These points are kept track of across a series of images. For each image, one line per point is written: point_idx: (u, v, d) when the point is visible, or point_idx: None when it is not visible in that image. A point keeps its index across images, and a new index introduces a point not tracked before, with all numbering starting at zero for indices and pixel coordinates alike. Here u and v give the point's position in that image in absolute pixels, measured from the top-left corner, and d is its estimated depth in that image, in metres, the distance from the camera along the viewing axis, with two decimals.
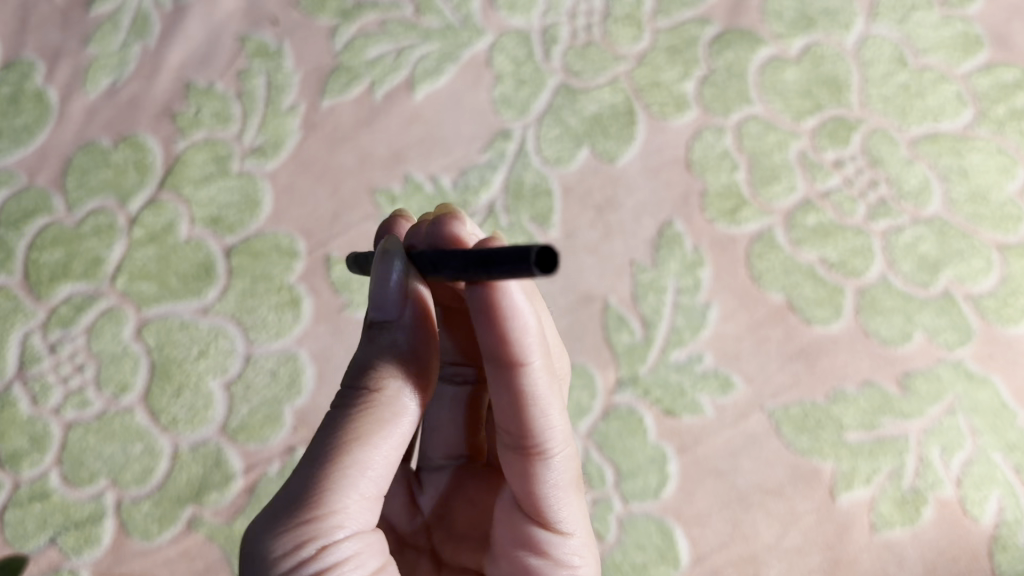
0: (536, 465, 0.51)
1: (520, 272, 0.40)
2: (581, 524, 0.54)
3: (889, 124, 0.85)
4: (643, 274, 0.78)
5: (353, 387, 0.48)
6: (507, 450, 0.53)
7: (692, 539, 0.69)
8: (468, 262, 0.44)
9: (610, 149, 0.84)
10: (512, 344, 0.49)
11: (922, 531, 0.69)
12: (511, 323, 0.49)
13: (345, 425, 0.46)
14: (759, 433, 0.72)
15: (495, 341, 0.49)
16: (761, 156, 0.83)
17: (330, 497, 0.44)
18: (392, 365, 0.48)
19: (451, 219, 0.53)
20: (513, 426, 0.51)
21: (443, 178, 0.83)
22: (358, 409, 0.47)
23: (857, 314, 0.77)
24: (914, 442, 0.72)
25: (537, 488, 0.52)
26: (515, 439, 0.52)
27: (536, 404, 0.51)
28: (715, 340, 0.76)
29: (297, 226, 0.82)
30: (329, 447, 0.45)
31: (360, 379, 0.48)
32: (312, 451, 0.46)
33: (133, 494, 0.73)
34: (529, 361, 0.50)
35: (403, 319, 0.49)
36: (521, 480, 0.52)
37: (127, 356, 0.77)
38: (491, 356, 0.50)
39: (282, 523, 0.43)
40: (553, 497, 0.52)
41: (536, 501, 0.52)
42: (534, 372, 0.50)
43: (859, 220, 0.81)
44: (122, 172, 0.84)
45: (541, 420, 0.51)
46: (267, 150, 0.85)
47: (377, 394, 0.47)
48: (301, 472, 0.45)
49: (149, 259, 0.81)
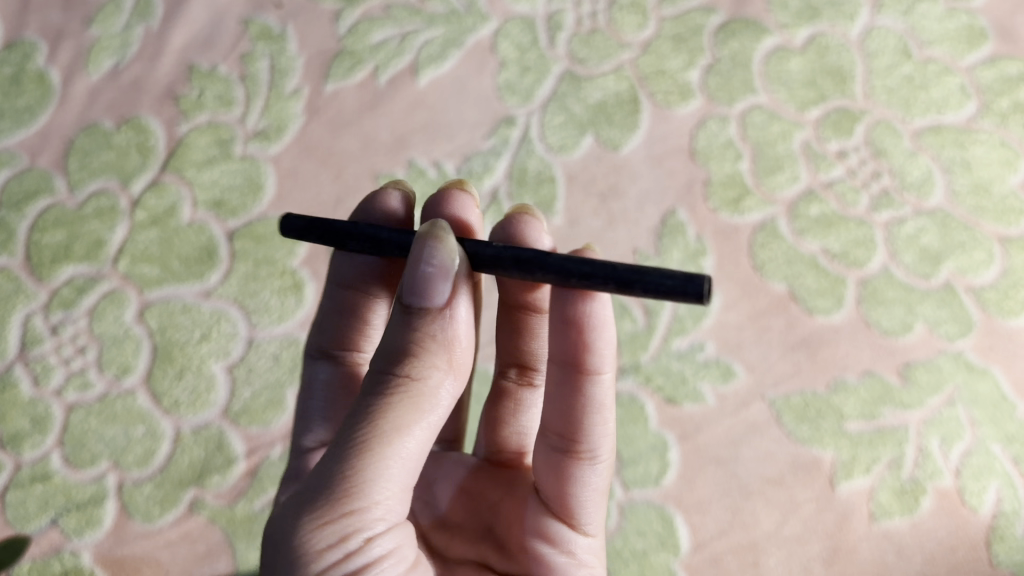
0: (581, 468, 0.57)
1: (677, 295, 0.45)
2: (598, 525, 0.59)
3: (892, 115, 0.85)
4: (646, 263, 0.78)
5: (379, 371, 0.45)
6: (550, 444, 0.57)
7: (692, 527, 0.69)
8: (590, 273, 0.47)
9: (614, 137, 0.84)
10: (590, 355, 0.55)
11: (921, 521, 0.70)
12: (593, 336, 0.54)
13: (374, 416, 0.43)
14: (759, 422, 0.72)
15: (572, 345, 0.55)
16: (765, 146, 0.83)
17: (364, 489, 0.42)
18: (432, 354, 0.45)
19: (528, 221, 0.59)
20: (567, 427, 0.57)
21: (446, 164, 0.83)
22: (384, 396, 0.44)
23: (859, 304, 0.77)
24: (914, 432, 0.72)
25: (576, 489, 0.57)
26: (563, 437, 0.57)
27: (594, 409, 0.56)
28: (717, 329, 0.76)
29: (300, 210, 0.82)
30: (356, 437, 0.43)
31: (395, 364, 0.45)
32: (346, 437, 0.43)
33: (134, 477, 0.73)
34: (601, 370, 0.56)
35: (443, 305, 0.46)
36: (561, 478, 0.57)
37: (129, 339, 0.77)
38: (564, 361, 0.56)
39: (318, 516, 0.42)
40: (587, 497, 0.57)
41: (570, 500, 0.57)
42: (602, 383, 0.56)
43: (862, 211, 0.81)
44: (125, 154, 0.84)
45: (594, 421, 0.56)
46: (271, 134, 0.85)
47: (417, 384, 0.44)
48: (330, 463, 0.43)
49: (152, 242, 0.80)
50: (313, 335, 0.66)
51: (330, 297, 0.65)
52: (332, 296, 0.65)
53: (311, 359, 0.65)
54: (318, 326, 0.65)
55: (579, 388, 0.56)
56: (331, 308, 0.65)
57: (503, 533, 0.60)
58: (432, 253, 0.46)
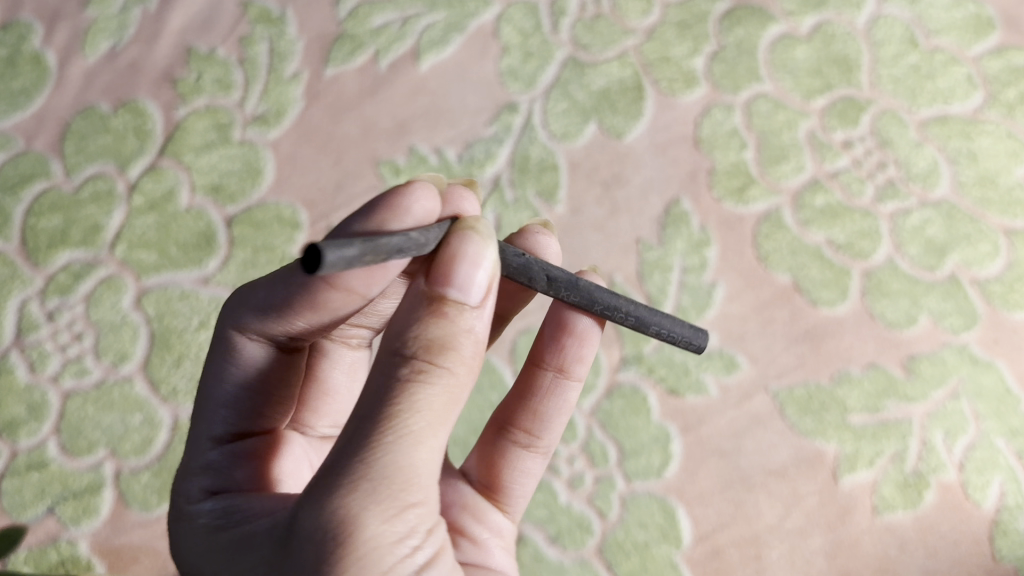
0: (530, 457, 0.62)
1: (689, 343, 0.57)
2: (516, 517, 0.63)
3: (898, 105, 0.84)
4: (649, 253, 0.77)
5: (411, 361, 0.42)
6: (501, 428, 0.62)
7: (694, 519, 0.69)
8: (615, 307, 0.55)
9: (618, 124, 0.83)
10: (572, 364, 0.61)
11: (924, 515, 0.69)
12: (581, 350, 0.61)
13: (417, 406, 0.41)
14: (763, 414, 0.72)
15: (561, 350, 0.61)
16: (770, 135, 0.82)
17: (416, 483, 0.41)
18: (467, 346, 0.43)
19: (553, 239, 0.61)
20: (527, 421, 0.62)
21: (448, 151, 0.82)
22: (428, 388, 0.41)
23: (863, 296, 0.76)
24: (917, 425, 0.72)
25: (519, 475, 0.61)
26: (512, 422, 0.62)
27: (561, 410, 0.62)
28: (720, 320, 0.75)
29: (299, 196, 0.81)
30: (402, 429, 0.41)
31: (432, 356, 0.42)
32: (394, 430, 0.40)
33: (132, 465, 0.72)
34: (578, 378, 0.61)
35: (479, 305, 0.44)
36: (508, 462, 0.61)
37: (126, 325, 0.76)
38: (541, 362, 0.61)
39: (381, 510, 0.40)
40: (522, 486, 0.62)
41: (507, 484, 0.61)
42: (572, 390, 0.62)
43: (867, 202, 0.80)
44: (122, 138, 0.83)
45: (554, 419, 0.62)
46: (270, 119, 0.83)
47: (457, 377, 0.43)
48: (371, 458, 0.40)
49: (150, 227, 0.79)
50: (253, 313, 0.54)
51: (295, 285, 0.52)
52: (300, 285, 0.52)
53: (236, 332, 0.55)
54: (266, 310, 0.53)
55: (552, 387, 0.61)
56: (289, 298, 0.53)
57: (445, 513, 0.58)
58: (473, 251, 0.45)
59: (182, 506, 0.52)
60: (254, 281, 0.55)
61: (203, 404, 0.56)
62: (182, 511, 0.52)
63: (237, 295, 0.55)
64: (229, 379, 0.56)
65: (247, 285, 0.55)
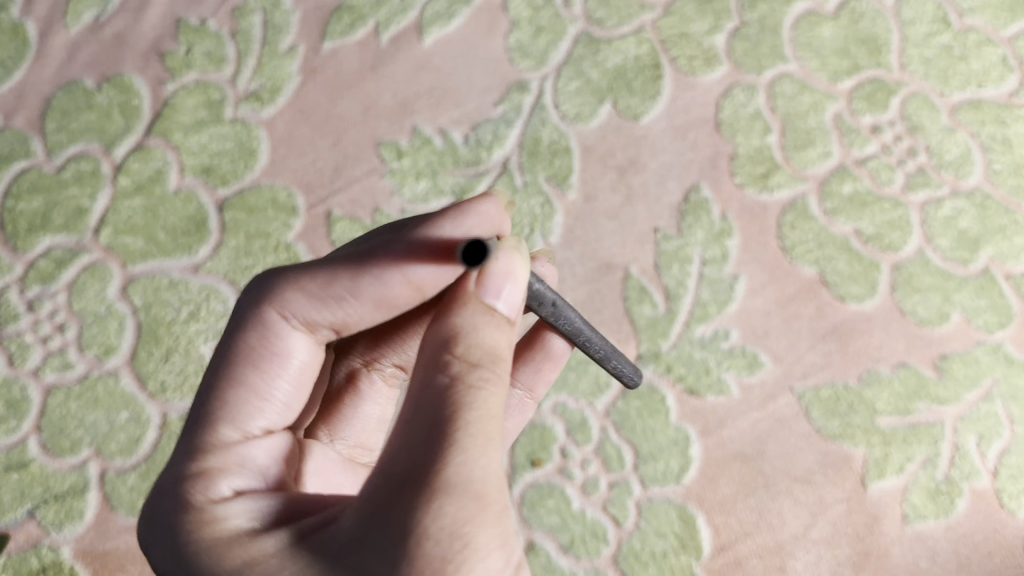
0: None
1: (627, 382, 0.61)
2: None
3: (929, 89, 0.80)
4: (667, 243, 0.73)
5: (472, 368, 0.40)
6: None
7: (715, 528, 0.65)
8: (587, 342, 0.54)
9: (634, 106, 0.78)
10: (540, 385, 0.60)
11: (956, 524, 0.66)
12: (550, 373, 0.60)
13: (490, 410, 0.39)
14: (788, 416, 0.68)
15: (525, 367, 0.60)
16: (795, 119, 0.78)
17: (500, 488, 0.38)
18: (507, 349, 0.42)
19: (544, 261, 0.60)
20: None
21: (454, 132, 0.78)
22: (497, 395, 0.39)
23: (893, 291, 0.72)
24: (950, 429, 0.68)
25: None
26: None
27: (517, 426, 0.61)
28: (743, 315, 0.71)
29: (296, 179, 0.76)
30: (480, 435, 0.37)
31: (490, 360, 0.40)
32: (480, 430, 0.38)
33: (117, 466, 0.68)
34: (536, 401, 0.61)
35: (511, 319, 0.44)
36: None
37: (111, 316, 0.72)
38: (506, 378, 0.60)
39: (487, 513, 0.37)
40: None
41: None
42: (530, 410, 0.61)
43: (896, 191, 0.76)
44: (107, 115, 0.78)
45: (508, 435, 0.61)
46: (264, 96, 0.78)
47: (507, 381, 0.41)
48: (458, 467, 0.36)
49: (136, 211, 0.75)
50: (315, 301, 0.46)
51: (370, 275, 0.46)
52: (374, 276, 0.46)
53: (280, 317, 0.46)
54: (331, 299, 0.47)
55: (517, 406, 0.60)
56: (358, 288, 0.47)
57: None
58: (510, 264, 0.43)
59: (191, 502, 0.40)
60: (302, 266, 0.47)
61: (222, 392, 0.45)
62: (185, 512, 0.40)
63: (279, 278, 0.47)
64: (261, 367, 0.46)
65: (289, 269, 0.47)
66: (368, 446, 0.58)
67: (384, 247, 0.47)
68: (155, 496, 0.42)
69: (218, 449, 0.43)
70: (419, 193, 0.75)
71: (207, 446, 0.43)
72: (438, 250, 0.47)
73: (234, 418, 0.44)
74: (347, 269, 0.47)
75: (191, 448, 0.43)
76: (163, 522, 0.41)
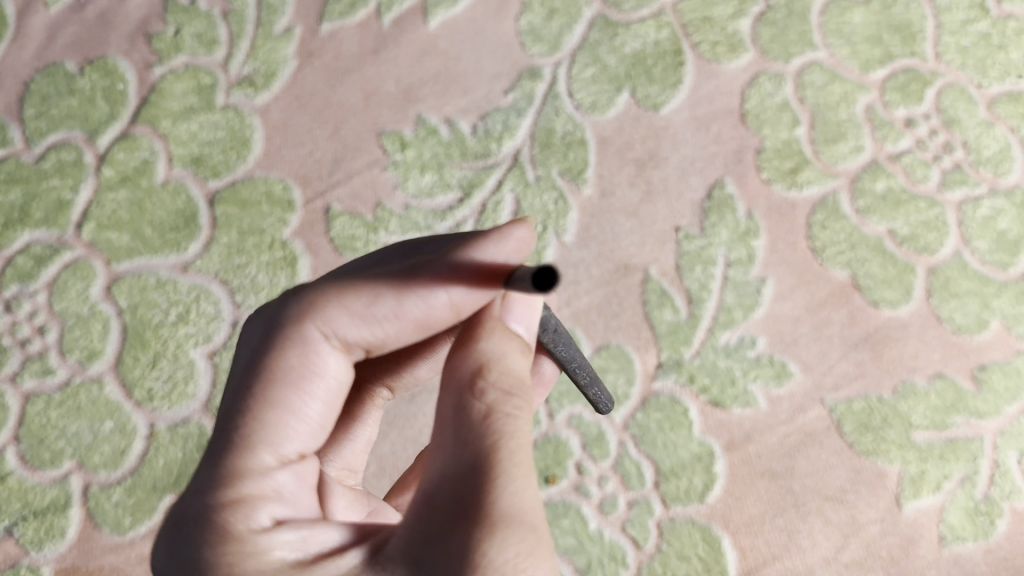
0: None
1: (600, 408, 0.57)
2: None
3: (966, 79, 0.75)
4: (689, 243, 0.69)
5: (505, 399, 0.38)
6: None
7: (741, 550, 0.62)
8: (579, 369, 0.52)
9: (654, 95, 0.73)
10: None
11: (996, 546, 0.62)
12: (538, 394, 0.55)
13: (529, 442, 0.37)
14: (818, 431, 0.64)
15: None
16: (825, 110, 0.73)
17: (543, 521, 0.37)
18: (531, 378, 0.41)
19: None
20: None
21: (461, 122, 0.73)
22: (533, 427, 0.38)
23: (929, 296, 0.68)
24: (990, 445, 0.64)
25: None
26: None
27: None
28: (770, 321, 0.67)
29: (292, 171, 0.71)
30: (524, 467, 0.36)
31: (520, 389, 0.39)
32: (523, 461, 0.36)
33: (101, 480, 0.63)
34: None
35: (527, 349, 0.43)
36: None
37: (95, 317, 0.67)
38: None
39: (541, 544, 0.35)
40: None
41: None
42: None
43: (932, 188, 0.71)
44: (90, 101, 0.73)
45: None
46: (258, 81, 0.73)
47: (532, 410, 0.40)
48: (509, 499, 0.35)
49: (121, 204, 0.70)
50: (356, 319, 0.41)
51: (415, 294, 0.42)
52: (419, 296, 0.42)
53: (319, 335, 0.41)
54: (372, 318, 0.42)
55: None
56: (401, 307, 0.42)
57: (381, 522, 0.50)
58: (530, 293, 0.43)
59: (230, 532, 0.36)
60: (336, 282, 0.42)
61: (257, 410, 0.39)
62: (216, 542, 0.36)
63: (313, 293, 0.42)
64: (298, 386, 0.40)
65: (321, 285, 0.42)
66: (355, 469, 0.53)
67: (427, 265, 0.42)
68: (178, 524, 0.37)
69: (255, 474, 0.38)
70: (424, 187, 0.70)
71: (236, 470, 0.37)
72: (485, 269, 0.41)
73: (271, 439, 0.39)
74: (388, 286, 0.42)
75: (219, 470, 0.37)
76: (187, 553, 0.36)
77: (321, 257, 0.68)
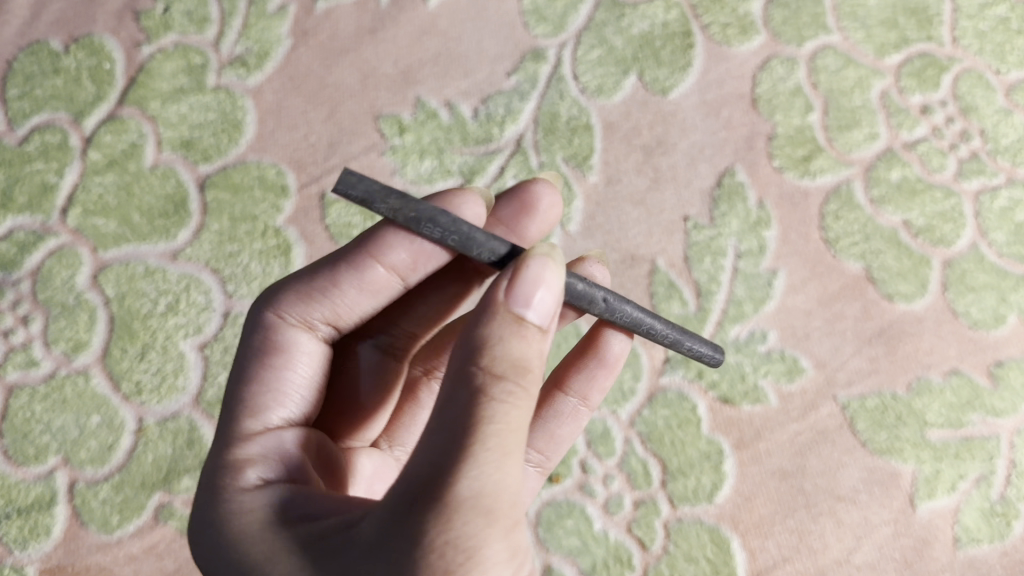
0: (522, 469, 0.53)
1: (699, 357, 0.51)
2: None
3: (984, 65, 0.72)
4: (698, 233, 0.66)
5: (493, 380, 0.35)
6: None
7: (751, 552, 0.60)
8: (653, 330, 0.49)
9: (662, 78, 0.71)
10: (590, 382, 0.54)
11: (1012, 549, 0.60)
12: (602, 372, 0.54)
13: (510, 428, 0.34)
14: (830, 429, 0.62)
15: (581, 371, 0.54)
16: (838, 96, 0.71)
17: (511, 500, 0.35)
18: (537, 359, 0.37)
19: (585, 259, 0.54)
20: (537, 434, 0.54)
21: (462, 105, 0.70)
22: (518, 409, 0.35)
23: (945, 290, 0.65)
24: (1006, 443, 0.62)
25: None
26: None
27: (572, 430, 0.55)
28: (782, 314, 0.64)
29: (286, 155, 0.68)
30: (494, 453, 0.34)
31: (513, 373, 0.35)
32: (494, 445, 0.34)
33: (88, 476, 0.61)
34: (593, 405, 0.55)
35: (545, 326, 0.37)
36: None
37: (80, 307, 0.64)
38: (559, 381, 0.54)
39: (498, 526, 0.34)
40: None
41: None
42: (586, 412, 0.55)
43: (948, 178, 0.69)
44: (75, 81, 0.70)
45: (566, 439, 0.55)
46: (251, 61, 0.71)
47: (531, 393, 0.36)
48: (471, 484, 0.33)
49: (108, 189, 0.67)
50: (300, 296, 0.47)
51: (346, 265, 0.47)
52: (350, 266, 0.47)
53: (279, 318, 0.47)
54: (316, 292, 0.47)
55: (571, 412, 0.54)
56: (337, 277, 0.47)
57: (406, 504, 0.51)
58: (543, 270, 0.38)
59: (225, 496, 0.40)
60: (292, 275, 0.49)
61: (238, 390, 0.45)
62: (218, 506, 0.40)
63: (273, 288, 0.48)
64: (268, 360, 0.46)
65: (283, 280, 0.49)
66: None
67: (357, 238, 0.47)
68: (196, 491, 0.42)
69: (242, 441, 0.43)
70: (423, 173, 0.68)
71: (232, 438, 0.43)
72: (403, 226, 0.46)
73: (249, 408, 0.44)
74: (324, 265, 0.47)
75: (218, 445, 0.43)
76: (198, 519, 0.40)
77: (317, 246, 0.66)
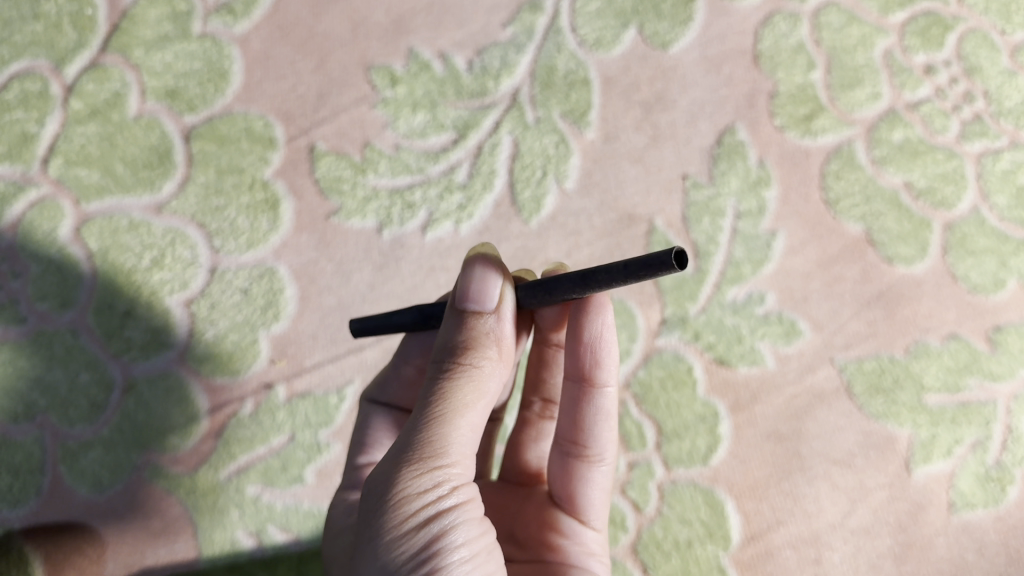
0: (579, 467, 0.50)
1: (642, 273, 0.33)
2: (602, 518, 0.52)
3: (989, 25, 0.71)
4: (697, 192, 0.65)
5: (438, 364, 0.39)
6: (558, 445, 0.51)
7: (745, 515, 0.59)
8: (594, 273, 0.36)
9: (662, 33, 0.69)
10: (585, 361, 0.48)
11: (1007, 514, 0.60)
12: (591, 352, 0.48)
13: (433, 394, 0.38)
14: (827, 392, 0.61)
15: (580, 359, 0.48)
16: (842, 54, 0.69)
17: (445, 451, 0.37)
18: (477, 339, 0.40)
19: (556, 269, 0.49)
20: (570, 430, 0.50)
21: (456, 57, 0.68)
22: (453, 379, 0.38)
23: (945, 253, 0.64)
24: (1003, 409, 0.61)
25: (572, 487, 0.51)
26: (565, 435, 0.51)
27: (602, 419, 0.50)
28: (779, 277, 0.63)
29: (274, 106, 0.66)
30: (424, 416, 0.38)
31: (445, 356, 0.39)
32: (417, 412, 0.38)
33: (74, 434, 0.60)
34: (607, 384, 0.49)
35: (491, 310, 0.40)
36: (560, 475, 0.51)
37: (65, 261, 0.63)
38: (569, 376, 0.50)
39: (407, 468, 0.37)
40: (584, 494, 0.51)
41: (565, 494, 0.51)
42: (607, 393, 0.50)
43: (951, 139, 0.67)
44: (55, 26, 0.67)
45: (600, 427, 0.50)
46: (238, 8, 0.68)
47: (467, 366, 0.39)
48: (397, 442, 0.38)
49: (91, 139, 0.65)
50: (370, 389, 0.53)
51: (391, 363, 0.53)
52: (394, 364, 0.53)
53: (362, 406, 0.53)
54: (376, 383, 0.53)
55: (581, 400, 0.50)
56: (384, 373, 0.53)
57: (521, 533, 0.51)
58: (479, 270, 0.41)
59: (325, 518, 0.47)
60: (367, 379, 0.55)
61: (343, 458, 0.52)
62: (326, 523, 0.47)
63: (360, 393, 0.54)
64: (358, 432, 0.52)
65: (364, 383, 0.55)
66: None
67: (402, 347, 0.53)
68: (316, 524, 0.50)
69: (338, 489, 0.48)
70: (415, 127, 0.66)
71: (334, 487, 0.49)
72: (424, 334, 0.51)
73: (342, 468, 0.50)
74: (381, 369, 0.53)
75: None
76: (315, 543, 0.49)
77: (305, 202, 0.64)
